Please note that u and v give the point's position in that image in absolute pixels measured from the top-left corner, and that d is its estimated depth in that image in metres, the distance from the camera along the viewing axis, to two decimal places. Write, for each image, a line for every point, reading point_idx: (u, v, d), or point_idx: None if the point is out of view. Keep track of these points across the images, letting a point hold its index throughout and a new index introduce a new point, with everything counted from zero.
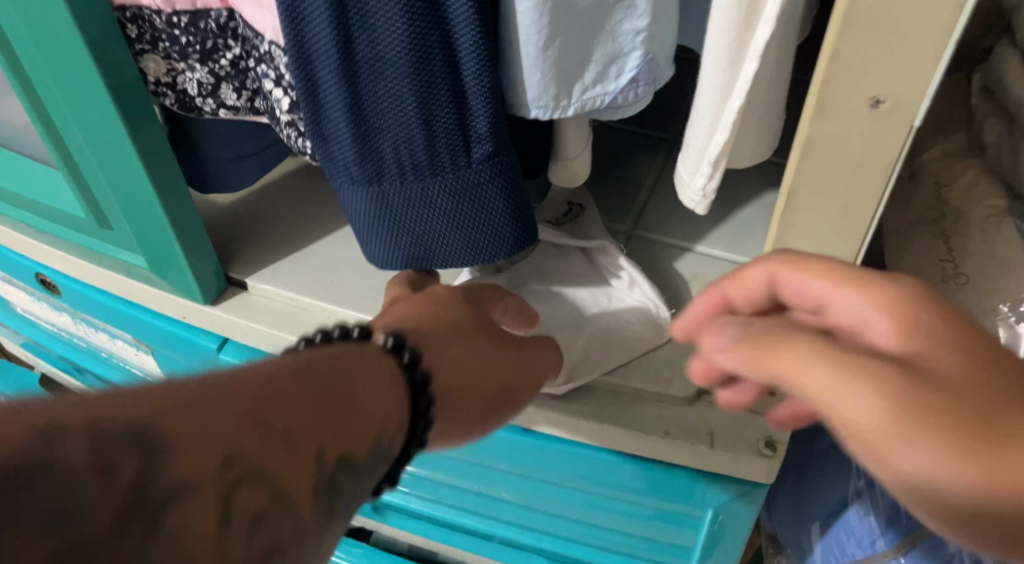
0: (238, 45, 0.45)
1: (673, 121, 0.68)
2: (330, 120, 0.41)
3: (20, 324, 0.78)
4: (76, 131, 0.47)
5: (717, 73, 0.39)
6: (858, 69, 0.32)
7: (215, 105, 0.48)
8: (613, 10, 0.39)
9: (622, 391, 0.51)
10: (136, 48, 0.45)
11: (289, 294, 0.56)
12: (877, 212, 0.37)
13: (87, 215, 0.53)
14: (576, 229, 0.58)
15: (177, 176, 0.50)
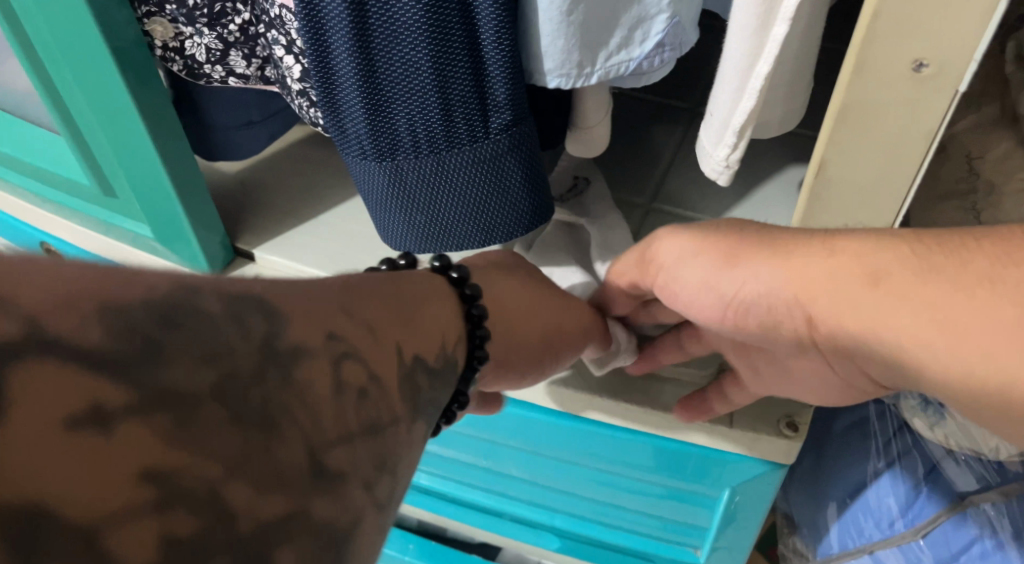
0: (247, 10, 0.43)
1: (694, 88, 0.66)
2: (341, 90, 0.40)
3: None
4: (79, 93, 0.45)
5: (745, 37, 0.37)
6: (900, 30, 0.30)
7: (224, 73, 0.46)
8: None
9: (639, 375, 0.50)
10: (142, 10, 0.43)
11: (298, 268, 0.54)
12: (914, 185, 0.35)
13: (91, 182, 0.52)
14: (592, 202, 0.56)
15: (182, 143, 0.49)
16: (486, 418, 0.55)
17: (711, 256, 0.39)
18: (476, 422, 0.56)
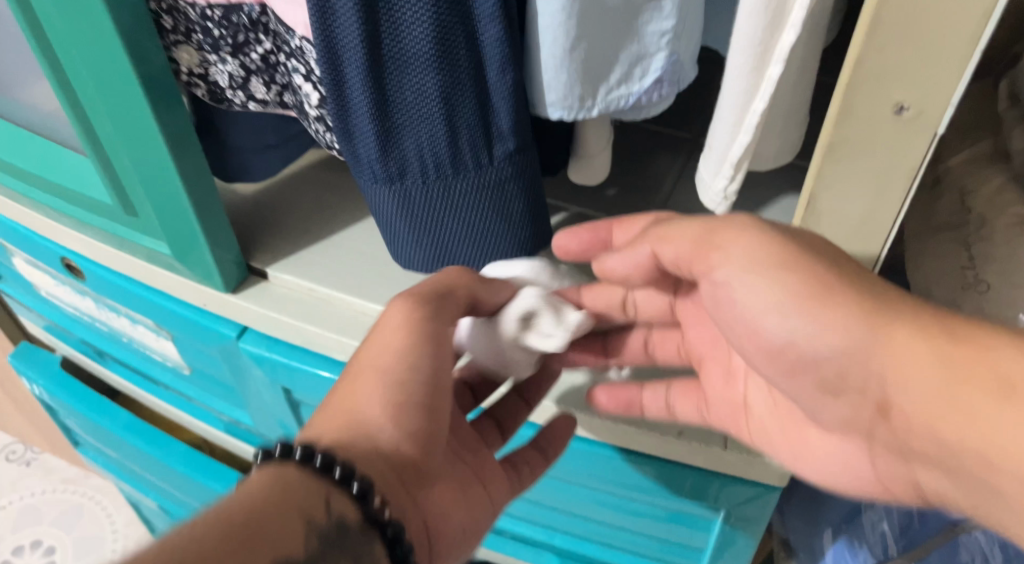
0: (268, 41, 0.45)
1: (697, 119, 0.68)
2: (355, 119, 0.41)
3: (42, 307, 0.79)
4: (105, 116, 0.48)
5: (741, 75, 0.39)
6: (881, 76, 0.32)
7: (245, 98, 0.48)
8: (639, 11, 0.39)
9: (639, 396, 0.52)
10: (170, 39, 0.46)
11: (309, 286, 0.56)
12: (899, 219, 0.37)
13: (113, 201, 0.54)
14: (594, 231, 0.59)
15: (202, 165, 0.51)
16: None
17: (775, 296, 0.36)
18: None
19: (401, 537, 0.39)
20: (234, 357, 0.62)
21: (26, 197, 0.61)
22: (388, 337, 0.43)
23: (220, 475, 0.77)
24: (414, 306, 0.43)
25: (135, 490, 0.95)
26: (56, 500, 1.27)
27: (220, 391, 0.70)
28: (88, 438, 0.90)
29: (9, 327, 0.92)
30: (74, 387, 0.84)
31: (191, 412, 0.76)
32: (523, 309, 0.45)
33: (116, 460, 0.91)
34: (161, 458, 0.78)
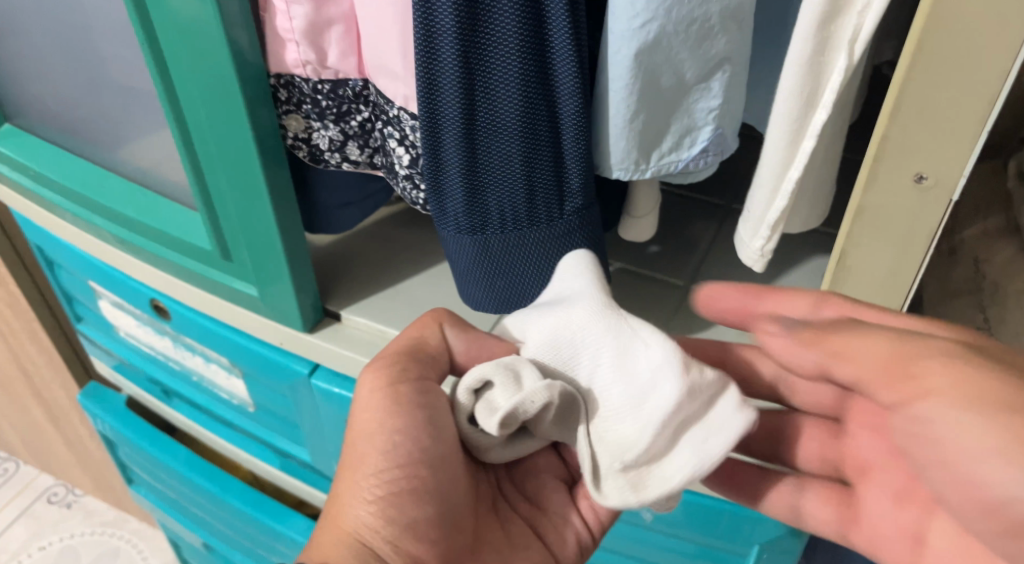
0: (368, 110, 0.54)
1: (732, 190, 0.75)
2: (447, 177, 0.48)
3: (118, 346, 0.85)
4: (221, 171, 0.55)
5: (777, 148, 0.45)
6: (902, 150, 0.38)
7: (340, 159, 0.56)
8: (690, 91, 0.46)
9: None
10: (283, 108, 0.54)
11: (379, 328, 0.62)
12: (920, 274, 0.43)
13: (212, 246, 0.61)
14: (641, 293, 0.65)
15: (295, 216, 0.58)
16: None
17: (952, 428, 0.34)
18: None
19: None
20: (301, 393, 0.68)
21: (128, 243, 0.68)
22: (373, 428, 0.46)
23: (271, 510, 0.81)
24: (377, 382, 0.47)
25: (182, 528, 0.99)
26: (94, 541, 1.30)
27: (281, 427, 0.75)
28: (144, 474, 0.95)
29: (76, 367, 0.98)
30: (138, 422, 0.89)
31: (249, 449, 0.81)
32: (559, 325, 0.46)
33: (168, 497, 0.95)
34: (216, 493, 0.83)
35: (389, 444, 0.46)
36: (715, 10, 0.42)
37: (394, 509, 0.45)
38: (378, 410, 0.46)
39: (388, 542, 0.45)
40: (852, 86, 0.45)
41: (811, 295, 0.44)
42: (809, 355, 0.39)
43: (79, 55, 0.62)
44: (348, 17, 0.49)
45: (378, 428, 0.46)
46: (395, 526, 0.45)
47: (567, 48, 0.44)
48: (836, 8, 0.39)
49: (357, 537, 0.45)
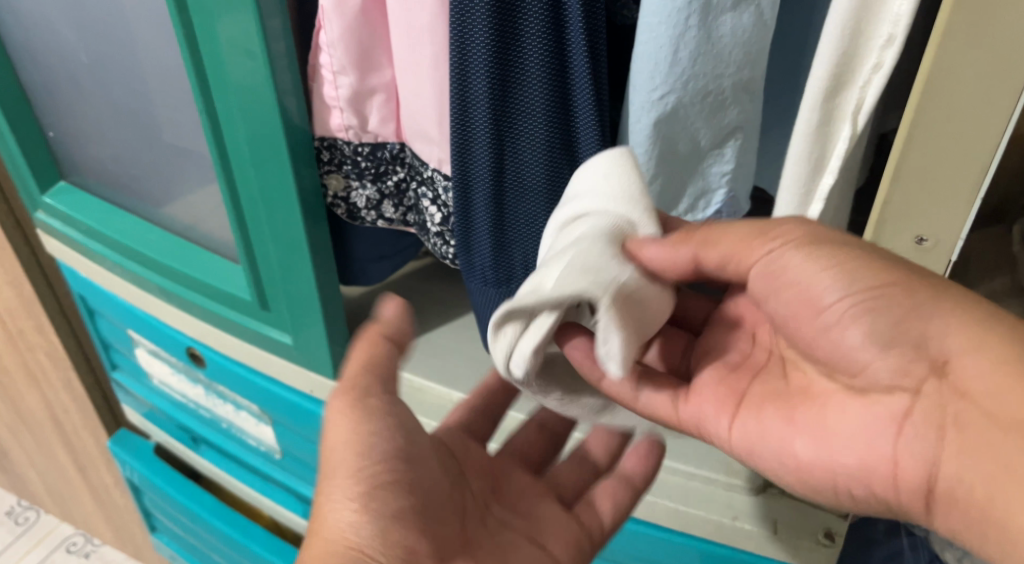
0: (403, 171, 0.58)
1: None
2: (476, 235, 0.53)
3: (150, 393, 0.89)
4: (265, 227, 0.59)
5: (787, 210, 0.49)
6: (904, 214, 0.41)
7: (375, 216, 0.60)
8: (706, 156, 0.50)
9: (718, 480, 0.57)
10: (324, 169, 0.58)
11: (406, 376, 0.64)
12: None
13: (251, 297, 0.66)
14: None
15: (331, 268, 0.61)
16: None
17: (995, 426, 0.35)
18: None
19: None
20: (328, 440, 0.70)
21: (170, 293, 0.72)
22: (347, 443, 0.44)
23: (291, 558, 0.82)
24: (346, 399, 0.45)
25: None
26: None
27: (305, 474, 0.77)
28: (167, 520, 0.97)
29: (106, 415, 1.01)
30: (164, 468, 0.92)
31: (272, 496, 0.83)
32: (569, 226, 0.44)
33: (189, 543, 0.97)
34: (237, 540, 0.84)
35: (367, 446, 0.44)
36: (728, 84, 0.46)
37: (378, 511, 0.44)
38: None
39: (376, 540, 0.44)
40: (858, 153, 0.49)
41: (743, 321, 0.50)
42: (684, 256, 0.42)
43: (135, 118, 0.67)
44: (389, 87, 0.53)
45: (354, 436, 0.44)
46: (383, 523, 0.44)
47: (592, 125, 0.47)
48: (839, 83, 0.43)
49: (348, 542, 0.44)
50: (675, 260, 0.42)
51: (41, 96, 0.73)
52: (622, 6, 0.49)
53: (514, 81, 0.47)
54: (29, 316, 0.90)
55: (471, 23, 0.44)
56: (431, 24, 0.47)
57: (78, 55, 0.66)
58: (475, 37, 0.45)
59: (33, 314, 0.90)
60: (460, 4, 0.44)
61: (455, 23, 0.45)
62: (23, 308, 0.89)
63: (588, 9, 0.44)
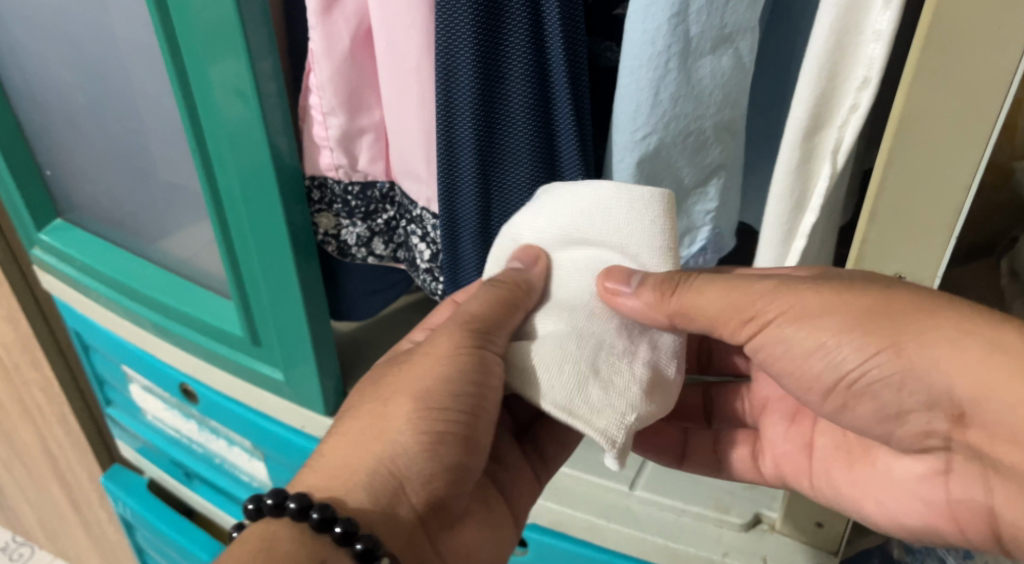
0: (393, 210, 0.59)
1: None
2: (464, 271, 0.54)
3: (144, 428, 0.89)
4: (257, 264, 0.60)
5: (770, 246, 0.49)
6: (883, 252, 0.42)
7: (366, 253, 0.61)
8: (689, 195, 0.50)
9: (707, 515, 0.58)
10: (315, 207, 0.59)
11: None
12: None
13: (243, 333, 0.66)
14: None
15: (322, 304, 0.62)
16: (553, 557, 0.63)
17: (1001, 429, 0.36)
18: (539, 559, 0.64)
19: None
20: None
21: (163, 329, 0.73)
22: (428, 380, 0.45)
23: None
24: (458, 346, 0.44)
25: None
26: None
27: None
28: (159, 557, 0.96)
29: (101, 450, 1.01)
30: (156, 504, 0.91)
31: None
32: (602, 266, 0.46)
33: None
34: None
35: (455, 397, 0.44)
36: (709, 124, 0.47)
37: (438, 459, 0.44)
38: (454, 367, 0.44)
39: (417, 478, 0.44)
40: (840, 190, 0.49)
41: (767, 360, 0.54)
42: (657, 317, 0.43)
43: (131, 157, 0.68)
44: (378, 127, 0.54)
45: (440, 382, 0.45)
46: (435, 470, 0.44)
47: (575, 163, 0.48)
48: (817, 123, 0.44)
49: (388, 468, 0.44)
50: (650, 318, 0.43)
51: (39, 135, 0.74)
52: (604, 49, 0.50)
53: (499, 119, 0.48)
54: (24, 351, 0.90)
55: (456, 64, 0.45)
56: (417, 66, 0.48)
57: (75, 95, 0.68)
58: (460, 77, 0.46)
59: (28, 349, 0.90)
60: (445, 46, 0.45)
61: (441, 64, 0.46)
62: (18, 343, 0.90)
63: (571, 52, 0.45)
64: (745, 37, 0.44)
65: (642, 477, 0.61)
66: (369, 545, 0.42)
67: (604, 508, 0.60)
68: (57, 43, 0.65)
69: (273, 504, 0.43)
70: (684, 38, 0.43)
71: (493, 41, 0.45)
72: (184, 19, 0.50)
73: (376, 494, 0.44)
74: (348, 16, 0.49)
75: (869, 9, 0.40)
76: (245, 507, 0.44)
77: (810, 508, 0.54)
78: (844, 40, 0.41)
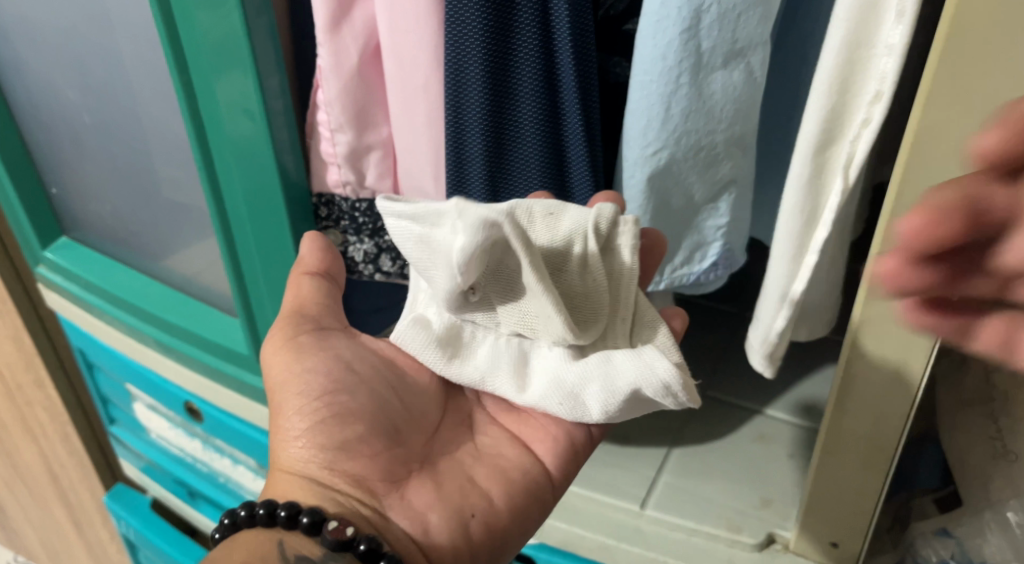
0: None
1: (745, 296, 0.77)
2: None
3: (148, 448, 0.88)
4: (264, 285, 0.60)
5: (782, 262, 0.48)
6: None
7: (373, 270, 0.59)
8: (700, 210, 0.50)
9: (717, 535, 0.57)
10: (322, 225, 0.59)
11: None
12: (924, 383, 0.44)
13: (249, 351, 0.66)
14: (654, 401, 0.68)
15: None
16: None
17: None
18: None
19: (373, 550, 0.42)
20: None
21: (168, 347, 0.72)
22: (286, 375, 0.47)
23: None
24: (288, 340, 0.48)
25: None
26: None
27: None
28: None
29: (103, 469, 1.00)
30: (159, 525, 0.90)
31: None
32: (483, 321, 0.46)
33: None
34: None
35: (304, 379, 0.46)
36: (720, 139, 0.46)
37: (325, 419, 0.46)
38: (291, 350, 0.47)
39: (324, 465, 0.45)
40: (852, 203, 0.48)
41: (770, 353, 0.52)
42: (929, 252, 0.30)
43: (135, 175, 0.68)
44: (386, 143, 0.54)
45: (291, 374, 0.47)
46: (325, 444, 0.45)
47: (585, 178, 0.48)
48: (829, 138, 0.43)
49: (296, 474, 0.45)
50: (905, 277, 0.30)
51: (44, 154, 0.74)
52: (613, 64, 0.50)
53: (509, 134, 0.48)
54: (28, 370, 0.89)
55: (466, 79, 0.45)
56: (426, 83, 0.48)
57: (80, 115, 0.67)
58: (470, 92, 0.46)
59: (32, 368, 0.89)
60: (455, 61, 0.45)
61: (451, 80, 0.46)
62: (22, 362, 0.89)
63: (581, 68, 0.44)
64: (756, 51, 0.43)
65: (652, 497, 0.59)
66: (316, 518, 0.42)
67: (614, 527, 0.59)
68: (64, 63, 0.65)
69: (244, 515, 0.44)
70: (696, 53, 0.42)
71: (503, 57, 0.45)
72: (191, 37, 0.50)
73: (309, 490, 0.45)
74: (357, 33, 0.49)
75: (881, 23, 0.39)
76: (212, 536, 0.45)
77: (821, 527, 0.53)
78: (856, 55, 0.40)
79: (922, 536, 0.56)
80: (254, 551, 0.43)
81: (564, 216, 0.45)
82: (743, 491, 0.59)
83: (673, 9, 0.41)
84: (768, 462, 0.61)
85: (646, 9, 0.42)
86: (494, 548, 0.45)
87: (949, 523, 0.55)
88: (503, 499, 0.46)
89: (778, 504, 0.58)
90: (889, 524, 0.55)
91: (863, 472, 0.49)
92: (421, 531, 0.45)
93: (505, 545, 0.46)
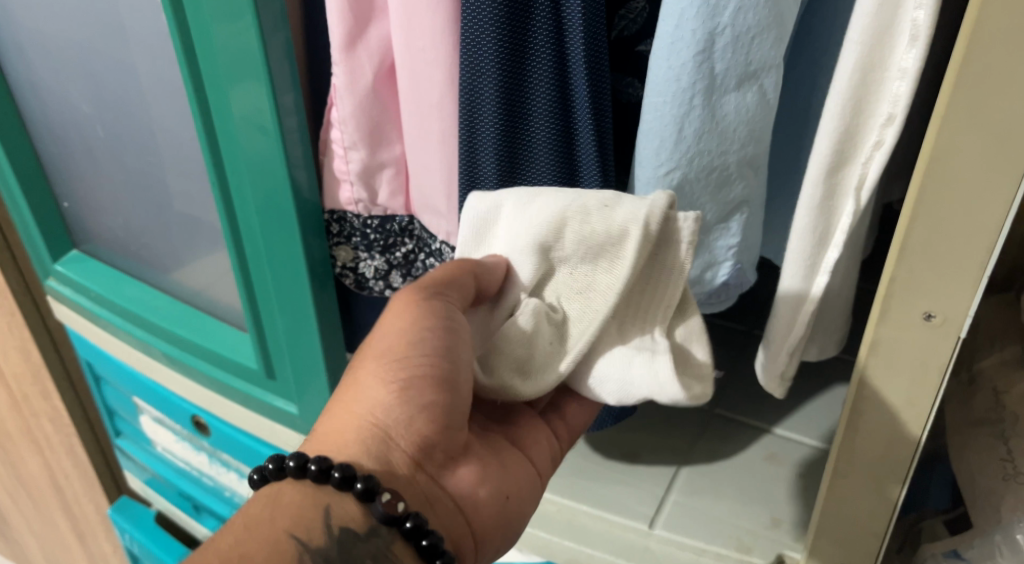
0: (411, 243, 0.59)
1: (753, 314, 0.77)
2: None
3: (154, 461, 0.88)
4: (275, 301, 0.60)
5: (793, 282, 0.48)
6: (911, 290, 0.41)
7: (383, 286, 0.60)
8: (712, 230, 0.50)
9: (727, 557, 0.57)
10: (334, 240, 0.59)
11: None
12: (936, 405, 0.44)
13: (258, 366, 0.66)
14: (662, 420, 0.68)
15: (337, 337, 0.62)
16: None
17: None
18: None
19: (419, 527, 0.41)
20: None
21: (176, 360, 0.72)
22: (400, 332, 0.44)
23: None
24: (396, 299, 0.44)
25: None
26: None
27: None
28: None
29: (108, 481, 1.00)
30: (162, 539, 0.90)
31: None
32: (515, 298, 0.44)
33: None
34: None
35: (418, 340, 0.43)
36: (733, 160, 0.46)
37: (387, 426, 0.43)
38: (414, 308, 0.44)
39: (402, 425, 0.44)
40: (863, 224, 0.48)
41: (788, 365, 0.52)
42: None
43: (148, 188, 0.68)
44: (398, 161, 0.54)
45: (407, 329, 0.44)
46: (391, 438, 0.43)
47: None
48: (842, 159, 0.43)
49: (370, 421, 0.44)
50: None
51: (56, 165, 0.75)
52: (626, 84, 0.50)
53: (522, 151, 0.48)
54: (34, 381, 0.90)
55: (480, 95, 0.46)
56: (441, 101, 0.48)
57: (95, 128, 0.68)
58: (484, 110, 0.46)
59: (39, 380, 0.89)
60: (470, 78, 0.45)
61: (465, 97, 0.46)
62: (28, 373, 0.89)
63: (594, 85, 0.44)
64: (770, 73, 0.44)
65: (661, 515, 0.59)
66: (370, 484, 0.41)
67: (625, 548, 0.59)
68: (80, 77, 0.65)
69: (293, 466, 0.42)
70: (709, 75, 0.43)
71: (518, 74, 0.45)
72: (208, 54, 0.50)
73: (366, 444, 0.43)
74: (372, 51, 0.49)
75: (894, 45, 0.39)
76: (251, 478, 0.44)
77: (833, 548, 0.53)
78: (869, 77, 0.40)
79: (932, 556, 0.55)
80: (295, 521, 0.41)
81: (618, 207, 0.41)
82: (753, 512, 0.59)
83: (687, 31, 0.41)
84: (776, 480, 0.61)
85: (660, 31, 0.43)
86: (507, 526, 0.48)
87: (961, 545, 0.54)
88: (522, 485, 0.49)
89: (789, 524, 0.57)
90: (898, 545, 0.55)
91: (875, 495, 0.49)
92: (466, 502, 0.46)
93: (515, 521, 0.48)
